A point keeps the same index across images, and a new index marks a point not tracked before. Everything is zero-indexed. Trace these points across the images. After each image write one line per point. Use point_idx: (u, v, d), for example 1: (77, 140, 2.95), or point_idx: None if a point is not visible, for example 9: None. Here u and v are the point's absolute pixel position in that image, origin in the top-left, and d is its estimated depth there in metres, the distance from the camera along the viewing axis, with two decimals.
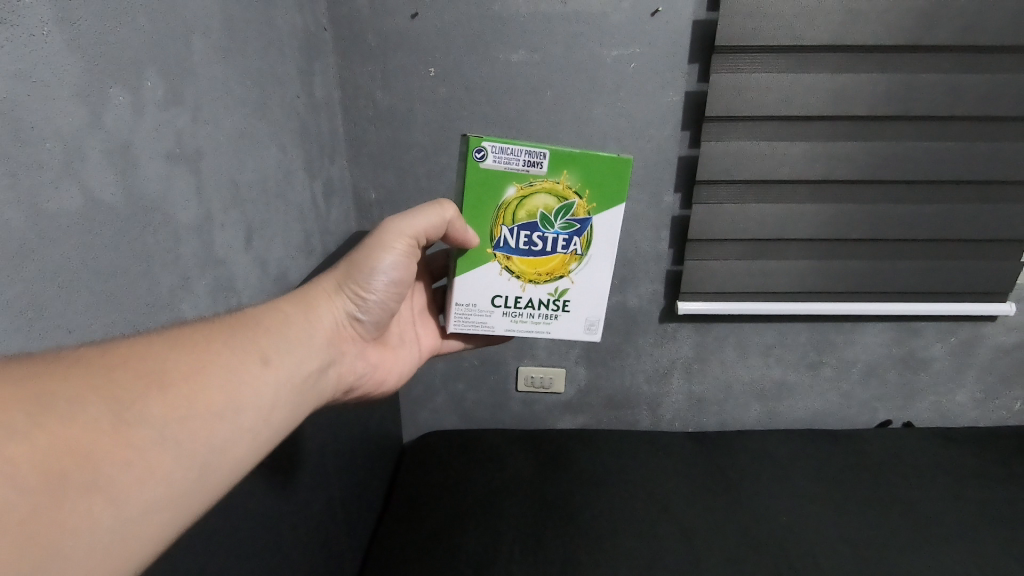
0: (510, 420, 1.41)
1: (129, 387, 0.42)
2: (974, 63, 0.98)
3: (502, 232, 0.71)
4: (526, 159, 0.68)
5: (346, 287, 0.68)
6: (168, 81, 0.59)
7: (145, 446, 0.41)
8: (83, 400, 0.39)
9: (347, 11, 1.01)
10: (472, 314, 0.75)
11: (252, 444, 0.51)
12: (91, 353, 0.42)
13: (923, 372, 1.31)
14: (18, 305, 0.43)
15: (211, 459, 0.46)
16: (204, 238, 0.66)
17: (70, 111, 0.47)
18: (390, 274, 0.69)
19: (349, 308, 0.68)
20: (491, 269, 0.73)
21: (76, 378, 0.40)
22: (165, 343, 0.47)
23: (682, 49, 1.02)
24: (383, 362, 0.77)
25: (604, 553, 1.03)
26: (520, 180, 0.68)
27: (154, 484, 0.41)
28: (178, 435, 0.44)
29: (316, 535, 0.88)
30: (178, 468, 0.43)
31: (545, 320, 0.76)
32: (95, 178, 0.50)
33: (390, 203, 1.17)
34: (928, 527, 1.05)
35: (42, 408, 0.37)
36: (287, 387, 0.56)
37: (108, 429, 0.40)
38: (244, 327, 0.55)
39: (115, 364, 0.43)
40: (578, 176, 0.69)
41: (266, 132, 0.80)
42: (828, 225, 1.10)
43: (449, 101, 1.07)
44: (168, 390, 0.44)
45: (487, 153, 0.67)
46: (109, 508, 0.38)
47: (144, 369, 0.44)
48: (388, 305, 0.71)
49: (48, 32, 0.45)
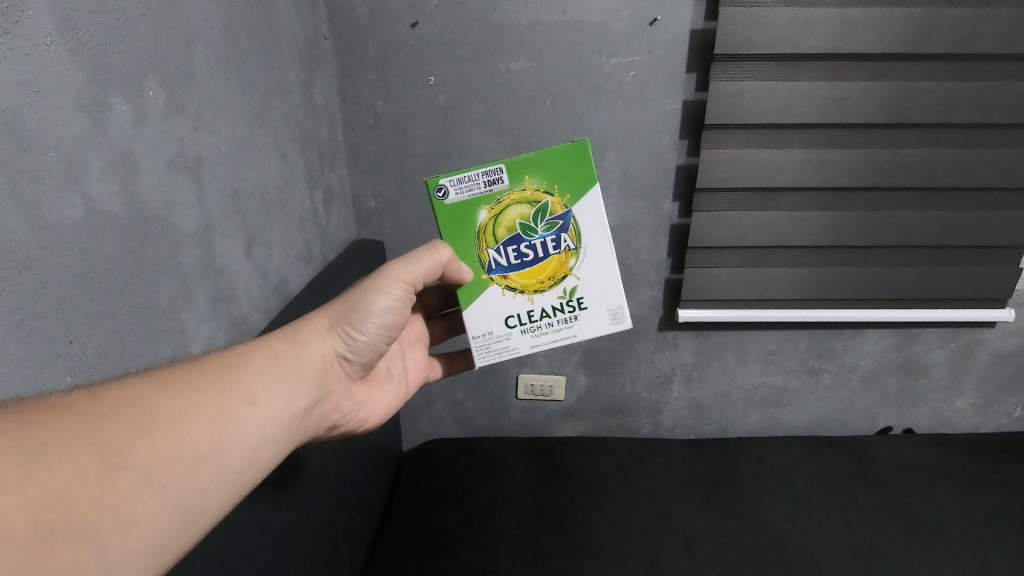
0: (510, 428, 1.41)
1: (117, 432, 0.42)
2: (970, 71, 0.99)
3: (490, 255, 0.72)
4: (486, 180, 0.70)
5: (338, 326, 0.64)
6: (169, 89, 0.59)
7: (131, 493, 0.41)
8: (73, 448, 0.39)
9: (347, 20, 1.02)
10: (492, 342, 0.75)
11: (239, 485, 0.49)
12: (80, 398, 0.42)
13: (922, 378, 1.32)
14: (14, 320, 0.42)
15: (197, 502, 0.46)
16: (205, 246, 0.66)
17: (74, 121, 0.47)
18: (384, 317, 0.66)
19: (339, 347, 0.65)
20: (494, 293, 0.74)
21: (65, 426, 0.40)
22: (154, 385, 0.46)
23: (680, 58, 1.02)
24: (368, 401, 0.74)
25: (605, 560, 1.02)
26: (488, 202, 0.71)
27: (140, 529, 0.41)
28: (165, 479, 0.43)
29: (316, 546, 0.87)
30: (163, 513, 0.43)
31: (566, 324, 0.75)
32: (96, 187, 0.49)
33: (389, 211, 1.17)
34: (931, 534, 1.05)
35: (33, 457, 0.37)
36: (276, 426, 0.54)
37: (96, 476, 0.39)
38: (234, 365, 0.53)
39: (105, 410, 0.42)
40: (541, 177, 0.70)
41: (266, 141, 0.80)
42: (825, 234, 1.10)
43: (449, 109, 1.08)
44: (156, 433, 0.44)
45: (448, 190, 0.70)
46: (95, 556, 0.38)
47: (133, 413, 0.44)
48: (379, 346, 0.68)
49: (51, 42, 0.45)
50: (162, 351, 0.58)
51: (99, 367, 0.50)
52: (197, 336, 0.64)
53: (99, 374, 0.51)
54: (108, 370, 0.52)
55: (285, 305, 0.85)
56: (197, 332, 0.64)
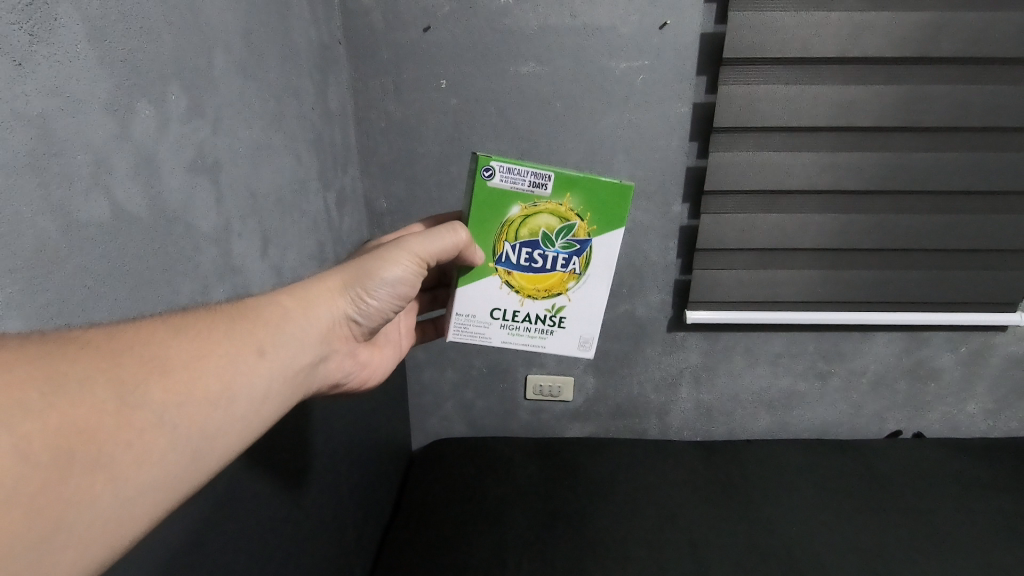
0: (518, 429, 1.41)
1: (132, 371, 0.43)
2: (982, 74, 0.99)
3: (504, 248, 0.72)
4: (532, 180, 0.69)
5: (351, 289, 0.65)
6: (191, 94, 0.61)
7: (144, 430, 0.42)
8: (90, 382, 0.40)
9: (360, 24, 1.03)
10: (469, 324, 0.76)
11: (243, 433, 0.51)
12: (98, 336, 0.43)
13: (932, 382, 1.31)
14: (44, 312, 0.44)
15: (204, 445, 0.47)
16: (223, 245, 0.67)
17: (101, 124, 0.49)
18: (395, 287, 0.68)
19: (349, 310, 0.66)
20: (491, 283, 0.74)
21: (84, 360, 0.40)
22: (168, 330, 0.47)
23: (690, 61, 1.03)
24: (372, 361, 0.76)
25: (613, 560, 1.03)
26: (524, 200, 0.70)
27: (152, 465, 0.42)
28: (176, 420, 0.44)
29: (326, 540, 0.89)
30: (173, 452, 0.44)
31: (541, 334, 0.77)
32: (121, 188, 0.51)
33: (400, 212, 1.18)
34: (943, 539, 1.04)
35: (53, 385, 0.38)
36: (280, 380, 0.55)
37: (112, 411, 0.40)
38: (244, 317, 0.54)
39: (120, 349, 0.43)
40: (581, 200, 0.70)
41: (282, 143, 0.82)
42: (834, 236, 1.11)
43: (460, 112, 1.09)
44: (169, 376, 0.45)
45: (495, 172, 0.68)
46: (110, 487, 0.39)
47: (147, 355, 0.45)
48: (387, 313, 0.70)
49: (81, 50, 0.47)
50: None
51: None
52: None
53: None
54: None
55: None
56: None
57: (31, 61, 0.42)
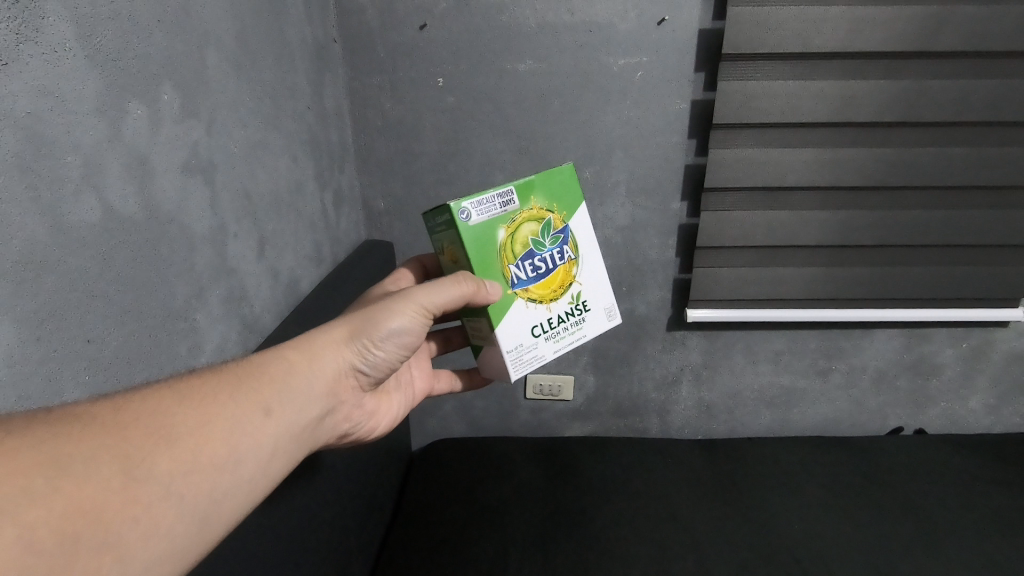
0: (519, 429, 1.41)
1: (137, 445, 0.41)
2: (981, 68, 0.98)
3: (511, 271, 0.69)
4: (501, 201, 0.68)
5: (355, 340, 0.62)
6: (183, 93, 0.60)
7: (151, 504, 0.40)
8: (95, 461, 0.39)
9: (356, 24, 1.03)
10: (523, 354, 0.71)
11: (251, 494, 0.49)
12: (103, 410, 0.42)
13: (933, 378, 1.31)
14: (37, 317, 0.43)
15: (212, 511, 0.45)
16: (218, 247, 0.67)
17: (91, 126, 0.48)
18: (400, 336, 0.64)
19: (354, 361, 0.62)
20: (517, 307, 0.70)
21: (89, 439, 0.39)
22: (172, 396, 0.46)
23: (689, 57, 1.02)
24: (378, 409, 0.73)
25: (616, 560, 1.02)
26: (505, 221, 0.68)
27: (159, 539, 0.41)
28: (182, 491, 0.42)
29: (329, 545, 0.88)
30: (180, 523, 0.42)
31: (576, 326, 0.74)
32: (112, 191, 0.50)
33: (398, 212, 1.17)
34: (947, 537, 1.03)
35: (58, 470, 0.37)
36: (289, 438, 0.53)
37: (117, 489, 0.39)
38: (250, 374, 0.52)
39: (125, 422, 0.42)
40: (545, 196, 0.70)
41: (278, 143, 0.81)
42: (834, 233, 1.10)
43: (457, 110, 1.08)
44: (176, 445, 0.43)
45: (471, 213, 0.66)
46: (117, 567, 0.38)
47: (152, 425, 0.43)
48: (394, 361, 0.66)
49: (70, 50, 0.46)
50: (177, 352, 0.59)
51: (113, 363, 0.50)
52: (210, 335, 0.65)
53: (117, 372, 0.51)
54: (125, 368, 0.52)
55: (294, 305, 0.86)
56: (210, 331, 0.65)
57: (18, 60, 0.41)
